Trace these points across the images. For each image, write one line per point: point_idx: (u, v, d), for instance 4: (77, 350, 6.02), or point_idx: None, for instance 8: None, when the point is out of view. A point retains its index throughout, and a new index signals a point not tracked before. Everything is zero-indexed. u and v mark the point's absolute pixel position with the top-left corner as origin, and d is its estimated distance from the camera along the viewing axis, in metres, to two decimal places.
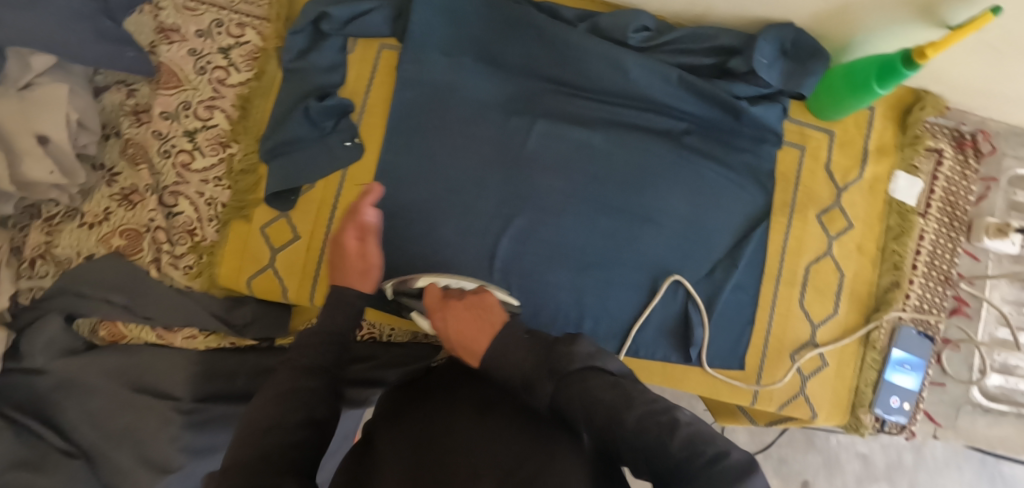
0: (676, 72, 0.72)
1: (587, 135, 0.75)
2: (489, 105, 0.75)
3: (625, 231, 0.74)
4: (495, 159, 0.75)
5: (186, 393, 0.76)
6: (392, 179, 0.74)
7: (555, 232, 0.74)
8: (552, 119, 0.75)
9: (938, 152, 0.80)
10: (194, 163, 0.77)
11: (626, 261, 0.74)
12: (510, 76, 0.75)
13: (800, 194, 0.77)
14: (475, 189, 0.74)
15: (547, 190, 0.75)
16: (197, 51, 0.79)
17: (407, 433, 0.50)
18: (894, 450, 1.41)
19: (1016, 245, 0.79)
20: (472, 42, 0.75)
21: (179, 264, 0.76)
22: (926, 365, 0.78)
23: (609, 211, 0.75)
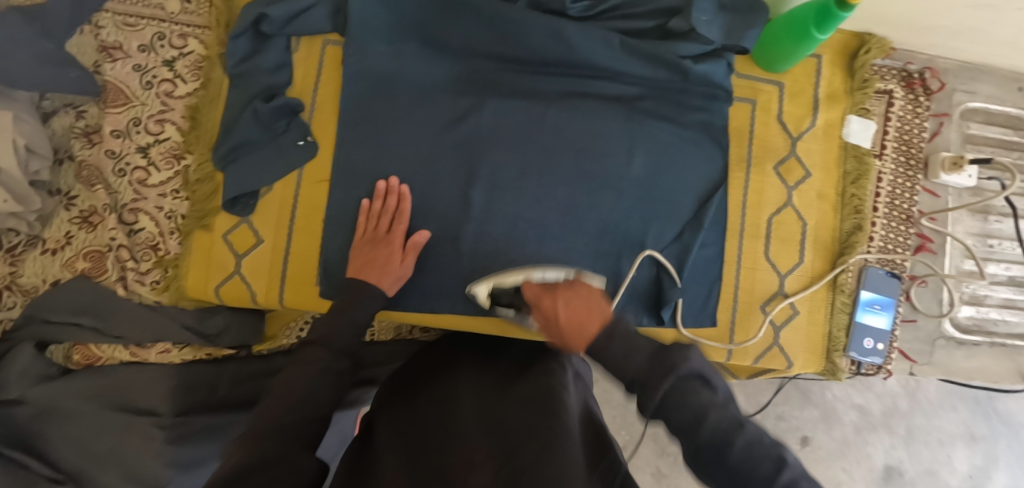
0: (617, 37, 0.73)
1: (541, 110, 0.75)
2: (438, 90, 0.76)
3: (586, 201, 0.75)
4: (450, 144, 0.75)
5: (167, 408, 0.75)
6: (351, 174, 0.75)
7: (516, 209, 0.75)
8: (502, 97, 0.76)
9: (888, 93, 0.81)
10: (150, 178, 0.77)
11: (590, 229, 0.75)
12: (455, 60, 0.76)
13: (755, 147, 0.78)
14: (433, 175, 0.75)
15: (504, 169, 0.75)
16: (141, 66, 0.79)
17: (401, 431, 0.60)
18: (889, 398, 1.48)
19: (972, 178, 0.80)
20: (414, 29, 0.75)
21: (145, 280, 0.76)
22: (895, 303, 0.79)
23: (569, 182, 0.75)
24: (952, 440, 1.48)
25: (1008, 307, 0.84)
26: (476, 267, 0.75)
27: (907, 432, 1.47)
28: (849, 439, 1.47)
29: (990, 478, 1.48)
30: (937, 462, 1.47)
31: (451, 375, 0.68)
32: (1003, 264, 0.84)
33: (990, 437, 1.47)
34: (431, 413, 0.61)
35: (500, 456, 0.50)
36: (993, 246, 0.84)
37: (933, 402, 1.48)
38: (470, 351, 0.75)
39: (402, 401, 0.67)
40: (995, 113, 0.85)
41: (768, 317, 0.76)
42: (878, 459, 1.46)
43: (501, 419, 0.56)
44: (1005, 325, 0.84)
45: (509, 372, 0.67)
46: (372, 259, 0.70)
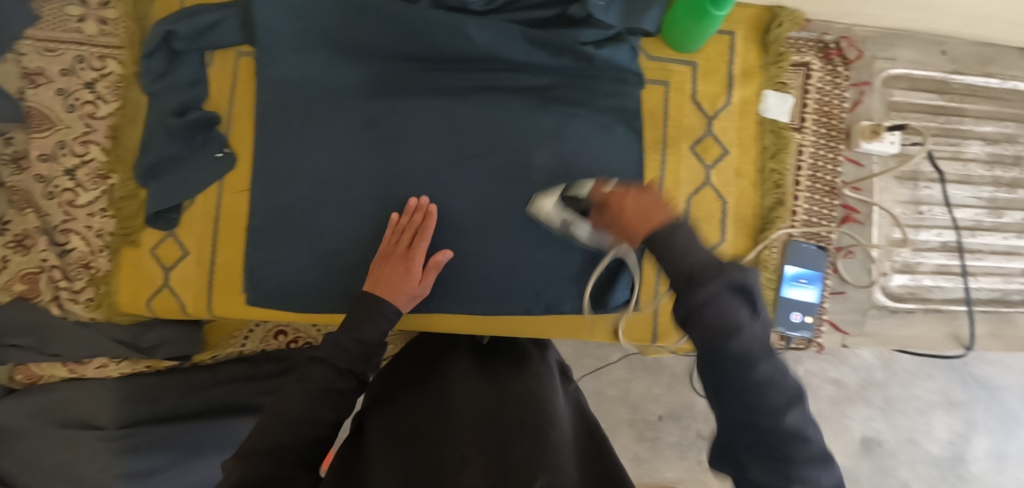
0: (518, 29, 0.74)
1: (450, 106, 0.77)
2: (350, 93, 0.77)
3: (499, 192, 0.76)
4: (364, 147, 0.76)
5: (111, 421, 0.76)
6: (268, 182, 0.76)
7: (431, 205, 0.76)
8: (413, 97, 0.77)
9: (805, 66, 0.80)
10: (79, 199, 0.79)
11: (505, 221, 0.76)
12: (363, 62, 0.77)
13: (669, 129, 0.78)
14: (349, 178, 0.76)
15: (418, 166, 0.76)
16: (63, 90, 0.80)
17: (400, 428, 0.59)
18: (864, 370, 1.45)
19: (894, 144, 0.79)
20: (320, 34, 0.75)
21: (79, 298, 0.78)
22: (822, 276, 0.79)
23: (480, 176, 0.76)
24: (930, 408, 1.46)
25: (943, 273, 0.83)
26: None
27: (885, 403, 1.46)
28: (825, 413, 1.45)
29: (969, 443, 1.46)
30: (915, 431, 1.46)
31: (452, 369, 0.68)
32: (934, 230, 0.83)
33: (967, 403, 1.47)
34: (427, 403, 0.61)
35: (488, 450, 0.50)
36: (923, 213, 0.83)
37: (908, 372, 1.46)
38: (466, 349, 0.75)
39: (393, 397, 0.66)
40: (919, 78, 0.84)
41: None
42: (856, 432, 1.44)
43: (496, 419, 0.56)
44: (940, 291, 0.84)
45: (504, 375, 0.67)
46: (388, 273, 0.70)
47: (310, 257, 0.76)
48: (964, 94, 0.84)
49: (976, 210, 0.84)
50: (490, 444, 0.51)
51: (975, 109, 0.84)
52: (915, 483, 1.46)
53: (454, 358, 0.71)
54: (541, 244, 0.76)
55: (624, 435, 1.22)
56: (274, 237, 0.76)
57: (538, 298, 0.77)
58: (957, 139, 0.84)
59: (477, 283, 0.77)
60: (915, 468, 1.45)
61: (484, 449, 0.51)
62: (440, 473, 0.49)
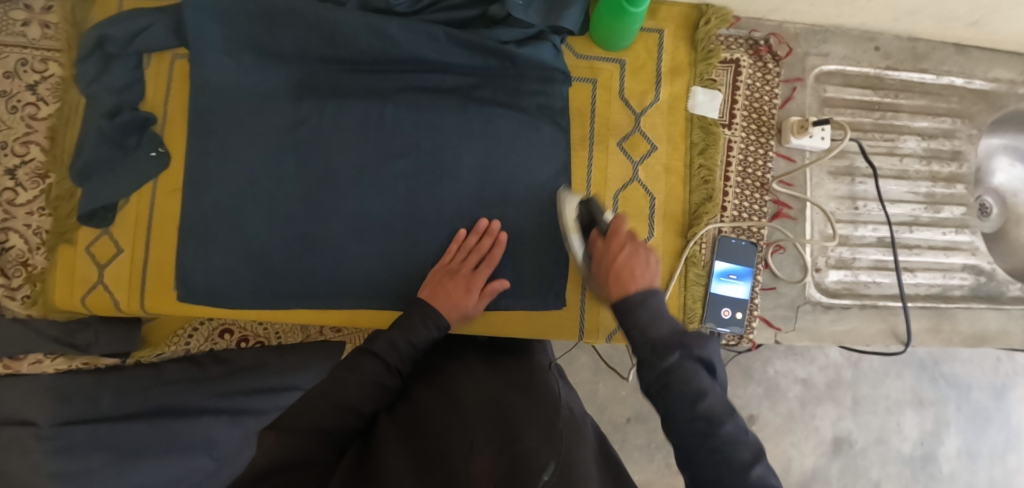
0: (441, 29, 0.74)
1: (376, 106, 0.79)
2: (277, 94, 0.79)
3: (421, 190, 0.78)
4: (292, 147, 0.78)
5: (44, 419, 0.76)
6: (197, 182, 0.77)
7: (357, 204, 0.78)
8: (339, 98, 0.79)
9: (735, 63, 0.81)
10: (18, 198, 0.80)
11: (429, 219, 0.78)
12: (291, 65, 0.79)
13: (597, 126, 0.79)
14: (277, 177, 0.77)
15: (341, 166, 0.78)
16: (5, 92, 0.82)
17: (412, 418, 0.59)
18: (832, 369, 1.44)
19: (824, 139, 0.79)
20: (247, 38, 0.77)
21: (15, 295, 0.79)
22: (753, 272, 0.78)
23: (405, 175, 0.78)
24: (900, 408, 1.45)
25: (879, 268, 0.83)
26: (325, 262, 0.78)
27: (854, 402, 1.44)
28: (795, 414, 1.43)
29: (941, 442, 1.45)
30: (886, 430, 1.44)
31: (465, 365, 0.68)
32: (870, 226, 0.83)
33: (938, 402, 1.45)
34: (439, 398, 0.61)
35: (499, 441, 0.50)
36: (859, 208, 0.83)
37: (877, 371, 1.45)
38: (475, 345, 0.75)
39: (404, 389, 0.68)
40: (851, 74, 0.83)
41: None
42: (826, 432, 1.42)
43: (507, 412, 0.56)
44: (876, 287, 0.83)
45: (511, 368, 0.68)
46: (447, 291, 0.72)
47: (239, 255, 0.77)
48: (898, 89, 0.84)
49: (913, 206, 0.84)
50: (499, 434, 0.50)
51: (910, 104, 0.84)
52: (886, 483, 1.44)
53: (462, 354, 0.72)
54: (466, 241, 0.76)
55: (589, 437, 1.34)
56: (204, 235, 0.77)
57: None
58: (892, 134, 0.83)
59: (406, 280, 0.78)
60: (886, 467, 1.44)
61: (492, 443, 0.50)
62: (451, 464, 0.48)
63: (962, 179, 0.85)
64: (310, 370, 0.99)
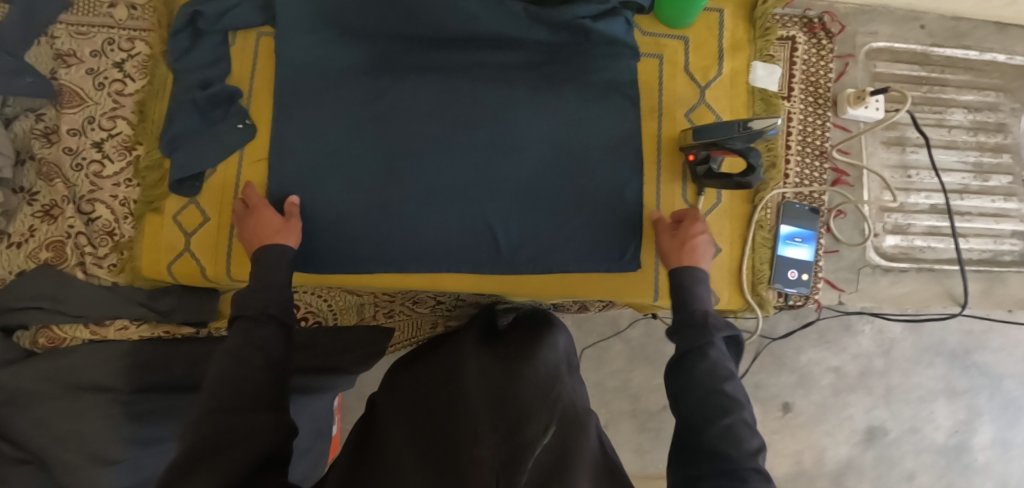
0: (521, 7, 0.79)
1: (451, 79, 0.81)
2: (359, 68, 0.81)
3: (495, 160, 0.80)
4: (370, 119, 0.80)
5: (124, 385, 0.79)
6: (280, 153, 0.79)
7: (436, 172, 0.79)
8: (419, 72, 0.81)
9: (791, 40, 0.85)
10: (105, 170, 0.83)
11: (506, 188, 0.79)
12: (373, 41, 0.82)
13: (664, 99, 0.83)
14: (356, 148, 0.79)
15: (419, 137, 0.80)
16: (93, 70, 0.85)
17: (426, 427, 0.64)
18: (865, 358, 1.47)
19: (879, 110, 0.84)
20: (332, 15, 0.80)
21: (103, 263, 0.82)
22: (816, 235, 0.82)
23: (482, 145, 0.80)
24: (932, 396, 1.48)
25: (934, 234, 0.87)
26: (404, 230, 0.79)
27: (887, 391, 1.47)
28: (828, 402, 1.47)
29: (974, 431, 1.48)
30: (918, 419, 1.47)
31: (467, 363, 0.72)
32: (923, 193, 0.87)
33: (970, 390, 1.48)
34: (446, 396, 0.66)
35: (503, 427, 0.54)
36: (912, 177, 0.87)
37: (908, 359, 1.48)
38: (477, 346, 0.80)
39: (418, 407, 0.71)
40: (899, 51, 0.88)
41: None
42: (859, 421, 1.46)
43: (510, 404, 0.58)
44: (931, 252, 0.87)
45: (516, 360, 0.70)
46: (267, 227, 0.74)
47: (323, 222, 0.79)
48: (944, 65, 0.89)
49: (962, 175, 0.88)
50: (503, 421, 0.54)
51: (956, 79, 0.89)
52: (920, 473, 1.48)
53: (466, 354, 0.75)
54: (545, 206, 0.80)
55: (627, 425, 1.39)
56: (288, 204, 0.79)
57: (538, 256, 0.80)
58: (940, 107, 0.88)
59: (477, 245, 0.80)
60: (920, 456, 1.47)
61: (498, 426, 0.54)
62: (459, 449, 0.52)
63: (1008, 149, 0.90)
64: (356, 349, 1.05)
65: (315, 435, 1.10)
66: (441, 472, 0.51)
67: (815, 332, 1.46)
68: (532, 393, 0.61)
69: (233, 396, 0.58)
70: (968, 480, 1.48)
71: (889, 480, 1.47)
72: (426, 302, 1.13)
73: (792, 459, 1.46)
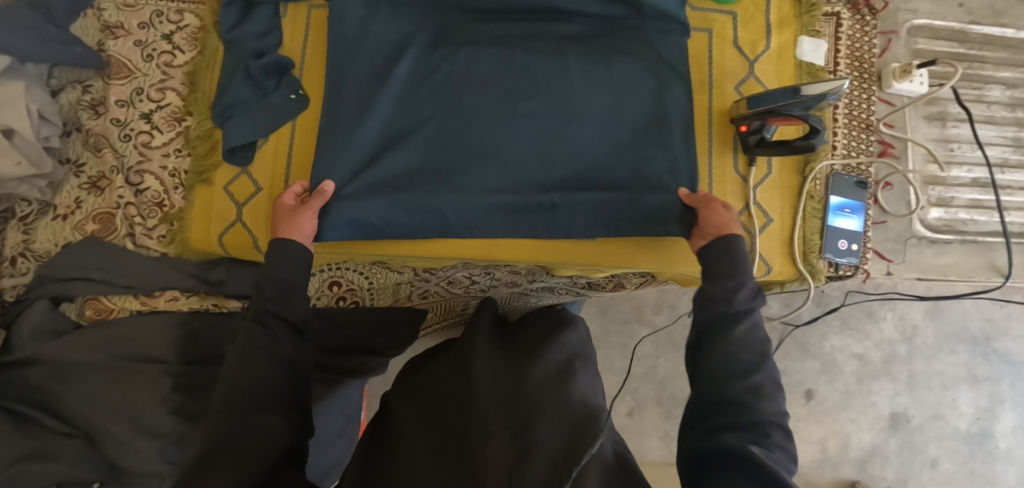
0: None
1: (508, 52, 0.81)
2: (415, 38, 0.82)
3: (551, 130, 0.80)
4: (428, 89, 0.80)
5: (174, 357, 0.80)
6: (340, 121, 0.79)
7: (492, 142, 0.79)
8: (473, 43, 0.81)
9: (836, 15, 0.87)
10: (154, 140, 0.82)
11: (561, 159, 0.79)
12: (427, 12, 0.83)
13: (714, 72, 0.84)
14: (414, 118, 0.80)
15: (476, 107, 0.80)
16: (142, 42, 0.85)
17: (432, 406, 0.66)
18: (887, 344, 1.24)
19: (923, 84, 0.85)
20: None
21: (152, 234, 0.81)
22: (864, 206, 0.83)
23: (537, 115, 0.80)
24: (954, 383, 1.24)
25: (977, 207, 0.89)
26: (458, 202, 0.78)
27: (909, 377, 1.23)
28: (852, 390, 1.23)
29: (995, 418, 1.23)
30: (942, 406, 1.23)
31: (475, 347, 0.74)
32: (966, 167, 0.88)
33: (994, 378, 1.24)
34: (454, 379, 0.68)
35: (513, 427, 0.56)
36: (954, 150, 0.88)
37: (930, 345, 1.24)
38: (486, 329, 0.82)
39: (422, 384, 0.73)
40: (939, 28, 0.91)
41: (742, 225, 0.81)
42: (884, 407, 1.22)
43: (520, 403, 0.61)
44: (974, 224, 0.89)
45: (525, 359, 0.72)
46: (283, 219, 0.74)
47: (380, 193, 0.78)
48: (982, 42, 0.91)
49: (1002, 149, 0.90)
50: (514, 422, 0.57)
51: (994, 56, 0.91)
52: (944, 462, 1.23)
53: (476, 339, 0.76)
54: (600, 178, 0.80)
55: (652, 412, 1.23)
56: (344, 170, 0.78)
57: (589, 228, 0.79)
58: (979, 83, 0.90)
59: (531, 218, 0.80)
60: (944, 444, 1.23)
61: (508, 425, 0.56)
62: (468, 442, 0.54)
63: None
64: (392, 333, 0.99)
65: (348, 419, 0.97)
66: (448, 460, 0.54)
67: (838, 316, 1.24)
68: (541, 392, 0.64)
69: (244, 397, 0.57)
70: (991, 471, 1.23)
71: (912, 469, 1.23)
72: (460, 283, 1.02)
73: (815, 447, 1.22)
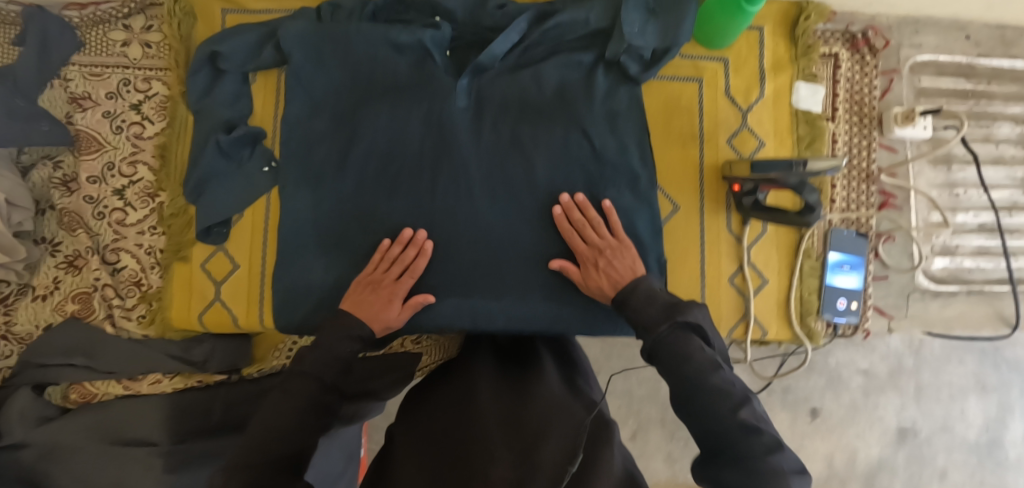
0: (525, 101, 0.80)
1: (478, 207, 0.78)
2: (377, 155, 0.79)
3: (523, 251, 0.78)
4: (398, 211, 0.78)
5: (163, 437, 0.76)
6: (303, 247, 0.78)
7: (461, 263, 0.78)
8: (438, 160, 0.79)
9: (834, 56, 0.82)
10: (128, 217, 0.80)
11: (531, 280, 0.78)
12: (393, 127, 0.79)
13: (706, 125, 0.80)
14: (383, 242, 0.77)
15: (445, 234, 0.78)
16: (110, 113, 0.82)
17: (429, 442, 0.58)
18: (894, 357, 1.19)
19: (927, 129, 0.81)
20: (349, 93, 0.79)
21: (131, 315, 0.79)
22: (864, 261, 0.80)
23: (507, 235, 0.78)
24: (962, 394, 1.19)
25: (983, 254, 0.85)
26: (431, 322, 0.77)
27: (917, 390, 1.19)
28: (858, 404, 1.19)
29: (1006, 427, 1.19)
30: (951, 417, 1.19)
31: (476, 376, 0.67)
32: (972, 212, 0.84)
33: (1003, 387, 1.19)
34: (454, 411, 0.60)
35: (518, 451, 0.48)
36: (960, 195, 0.84)
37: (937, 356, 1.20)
38: (491, 354, 0.74)
39: (420, 418, 0.64)
40: (944, 63, 0.86)
41: (736, 288, 0.78)
42: (891, 421, 1.18)
43: (525, 424, 0.53)
44: (980, 272, 0.85)
45: (526, 382, 0.64)
46: (367, 304, 0.70)
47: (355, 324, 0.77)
48: (990, 76, 0.86)
49: (1011, 191, 0.85)
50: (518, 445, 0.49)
51: (1003, 91, 0.86)
52: (953, 473, 1.21)
53: (478, 369, 0.69)
54: (569, 300, 0.77)
55: (657, 434, 1.21)
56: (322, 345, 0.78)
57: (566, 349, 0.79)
58: (987, 121, 0.85)
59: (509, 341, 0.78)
60: (953, 455, 1.20)
61: (514, 448, 0.48)
62: (471, 472, 0.46)
63: None
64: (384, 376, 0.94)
65: (349, 456, 0.99)
66: None
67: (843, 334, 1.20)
68: (546, 409, 0.56)
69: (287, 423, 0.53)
70: (1001, 480, 1.21)
71: (920, 481, 1.21)
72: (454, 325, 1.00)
73: (822, 463, 1.20)
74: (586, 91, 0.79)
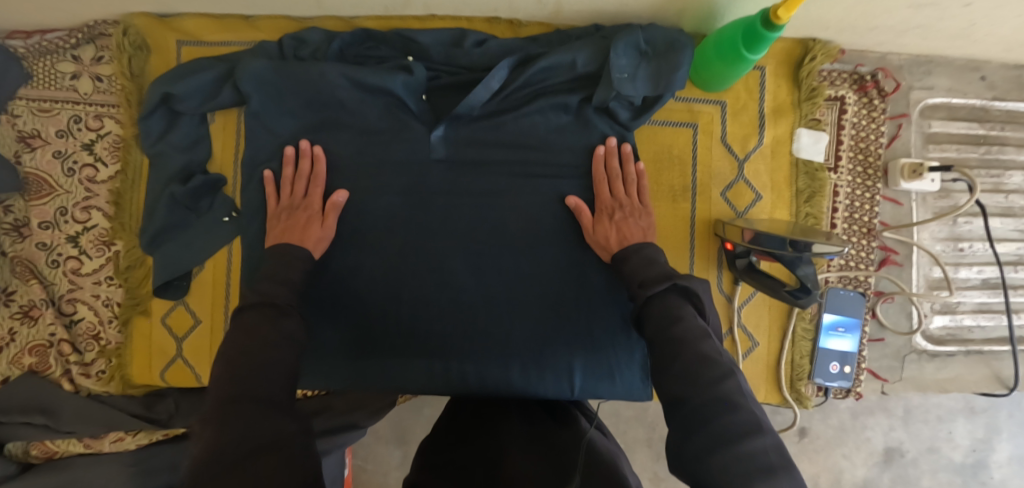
0: (505, 149, 0.74)
1: (454, 262, 0.73)
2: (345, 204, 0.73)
3: (500, 311, 0.73)
4: (368, 267, 0.73)
5: None
6: None
7: (434, 323, 0.73)
8: (410, 211, 0.73)
9: (840, 100, 0.76)
10: (84, 267, 0.76)
11: (510, 343, 0.73)
12: (362, 175, 0.73)
13: (699, 176, 0.75)
14: (352, 300, 0.73)
15: (416, 292, 0.73)
16: (61, 153, 0.77)
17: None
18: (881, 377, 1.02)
19: (936, 183, 0.76)
20: (314, 136, 0.73)
21: (90, 371, 0.77)
22: (860, 323, 0.75)
23: (484, 292, 0.73)
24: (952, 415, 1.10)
25: (984, 311, 0.81)
26: (402, 385, 0.73)
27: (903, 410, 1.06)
28: (846, 426, 1.03)
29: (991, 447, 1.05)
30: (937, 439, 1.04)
31: (502, 427, 0.60)
32: (975, 267, 0.80)
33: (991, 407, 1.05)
34: (476, 461, 0.52)
35: None
36: (964, 250, 0.79)
37: None
38: (516, 413, 0.67)
39: (433, 458, 0.56)
40: (957, 106, 0.80)
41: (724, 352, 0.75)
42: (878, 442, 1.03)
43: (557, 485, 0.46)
44: (979, 331, 0.82)
45: (557, 439, 0.57)
46: (291, 227, 0.68)
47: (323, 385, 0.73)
48: (1004, 120, 0.80)
49: (1018, 244, 0.81)
50: None
51: (1017, 136, 0.80)
52: None
53: (505, 421, 0.62)
54: (550, 366, 0.72)
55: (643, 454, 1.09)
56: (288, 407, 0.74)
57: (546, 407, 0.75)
58: (998, 171, 0.79)
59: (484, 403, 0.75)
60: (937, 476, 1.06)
61: None
62: None
63: None
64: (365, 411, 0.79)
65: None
66: None
67: None
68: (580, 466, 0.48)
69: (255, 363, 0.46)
70: None
71: None
72: None
73: None
74: (570, 140, 0.73)
